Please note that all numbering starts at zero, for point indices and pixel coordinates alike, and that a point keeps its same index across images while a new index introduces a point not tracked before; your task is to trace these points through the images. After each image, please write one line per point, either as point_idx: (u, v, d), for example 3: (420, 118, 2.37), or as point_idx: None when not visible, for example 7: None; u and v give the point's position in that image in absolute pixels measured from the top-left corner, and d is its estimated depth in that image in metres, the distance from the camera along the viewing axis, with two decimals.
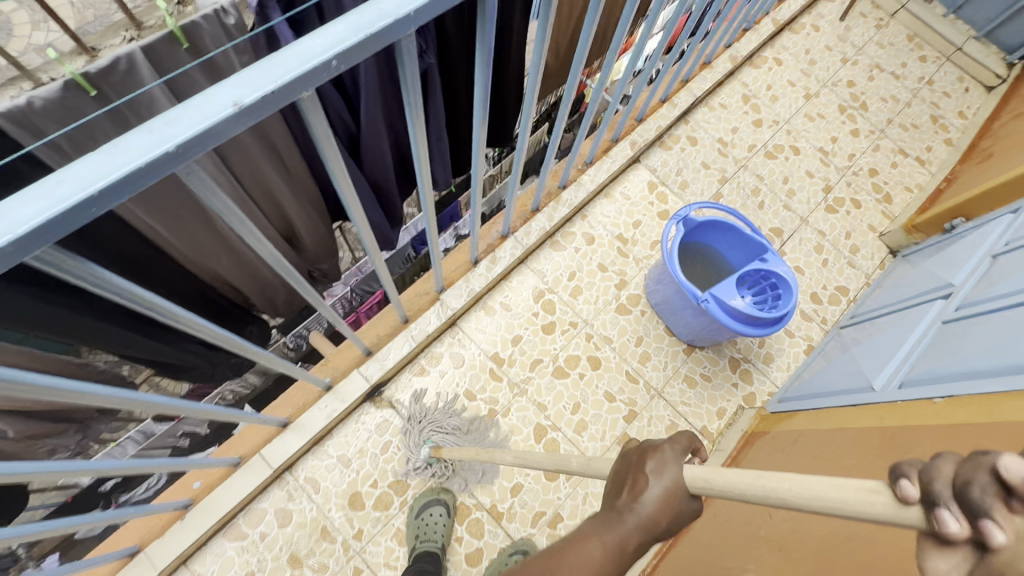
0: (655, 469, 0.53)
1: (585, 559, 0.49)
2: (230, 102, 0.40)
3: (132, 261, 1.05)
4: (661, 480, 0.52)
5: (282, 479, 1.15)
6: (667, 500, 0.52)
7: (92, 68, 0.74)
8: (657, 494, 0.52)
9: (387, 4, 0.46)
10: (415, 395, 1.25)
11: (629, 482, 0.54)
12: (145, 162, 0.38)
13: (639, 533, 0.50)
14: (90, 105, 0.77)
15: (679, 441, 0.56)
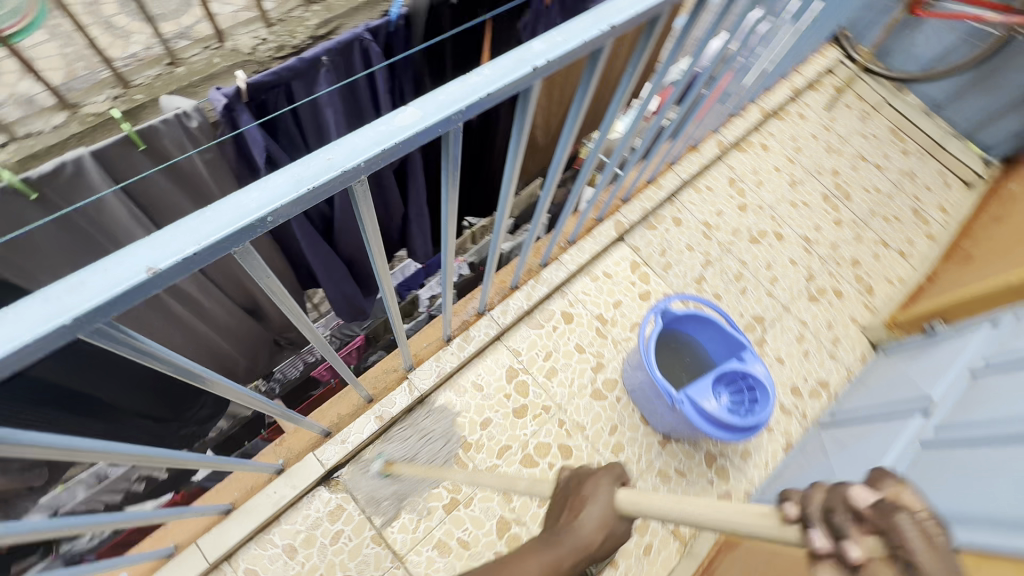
0: (589, 494, 0.63)
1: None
2: (146, 266, 0.37)
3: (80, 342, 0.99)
4: (594, 512, 0.62)
5: (219, 571, 1.06)
6: (599, 525, 0.61)
7: (32, 174, 0.70)
8: (594, 516, 0.61)
9: (336, 154, 0.45)
10: (373, 480, 1.19)
11: (567, 508, 0.65)
12: (38, 337, 0.35)
13: (570, 555, 0.59)
14: (35, 211, 0.74)
15: (612, 469, 0.67)
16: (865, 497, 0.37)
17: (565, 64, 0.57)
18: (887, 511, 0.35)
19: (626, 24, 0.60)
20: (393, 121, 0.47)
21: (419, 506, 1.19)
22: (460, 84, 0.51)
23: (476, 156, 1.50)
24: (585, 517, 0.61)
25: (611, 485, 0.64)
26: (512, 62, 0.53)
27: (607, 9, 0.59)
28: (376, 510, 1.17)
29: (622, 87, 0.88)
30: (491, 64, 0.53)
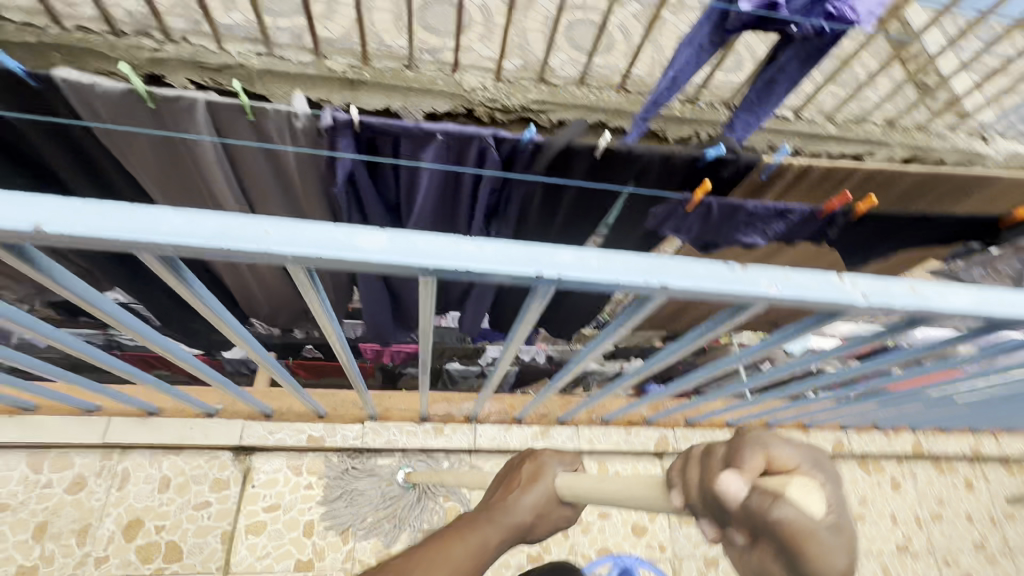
0: (533, 476, 0.62)
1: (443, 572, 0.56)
2: (31, 223, 0.38)
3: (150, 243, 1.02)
4: (538, 494, 0.61)
5: (108, 452, 1.12)
6: (537, 506, 0.60)
7: (157, 92, 0.71)
8: (531, 500, 0.60)
9: (275, 232, 0.43)
10: (268, 484, 1.17)
11: (515, 484, 0.63)
12: None
13: (504, 542, 0.60)
14: (145, 115, 0.75)
15: (565, 454, 0.66)
16: (732, 489, 0.31)
17: (582, 288, 0.49)
18: (753, 508, 0.30)
19: (683, 293, 0.50)
20: (353, 235, 0.44)
21: (281, 540, 1.13)
22: (447, 242, 0.45)
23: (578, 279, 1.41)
24: (521, 499, 0.60)
25: (557, 467, 0.63)
26: (521, 254, 0.47)
27: (672, 265, 0.49)
28: (248, 511, 1.14)
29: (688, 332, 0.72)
30: (498, 242, 0.46)
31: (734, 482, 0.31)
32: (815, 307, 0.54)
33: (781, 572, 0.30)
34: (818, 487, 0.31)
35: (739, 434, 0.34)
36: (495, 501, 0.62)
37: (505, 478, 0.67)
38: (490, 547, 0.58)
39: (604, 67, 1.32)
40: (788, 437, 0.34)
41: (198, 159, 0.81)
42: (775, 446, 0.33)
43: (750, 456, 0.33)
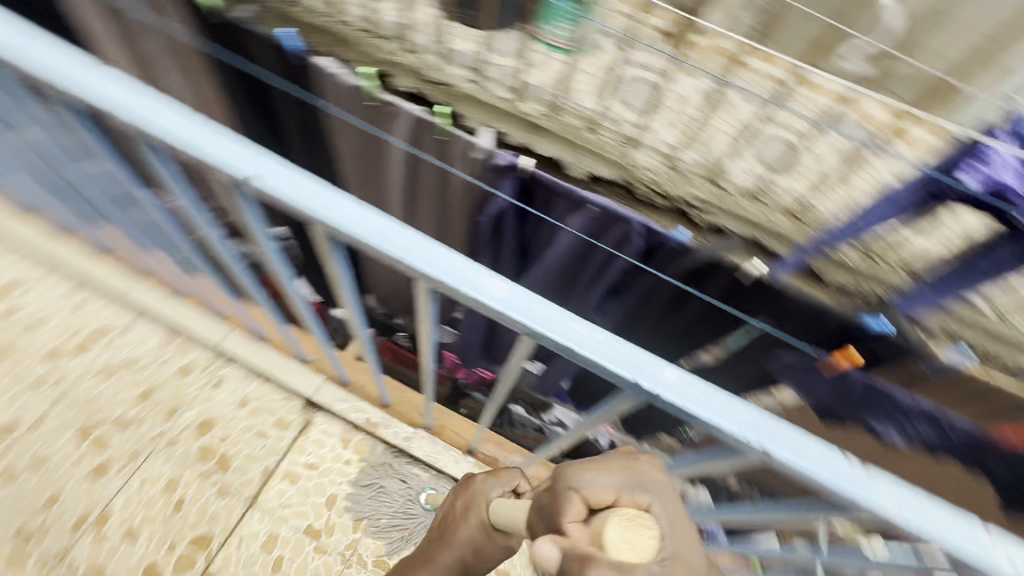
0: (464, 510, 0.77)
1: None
2: (253, 175, 0.48)
3: None
4: (469, 524, 0.74)
5: (218, 355, 1.30)
6: (469, 535, 0.74)
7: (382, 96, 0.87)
8: (468, 530, 0.74)
9: (420, 248, 0.47)
10: (317, 443, 1.25)
11: (457, 516, 0.78)
12: (179, 144, 0.49)
13: (453, 568, 0.75)
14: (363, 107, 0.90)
15: (501, 479, 0.78)
16: (554, 557, 0.45)
17: (673, 412, 0.47)
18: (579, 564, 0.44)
19: (783, 466, 0.45)
20: (483, 276, 0.47)
21: (305, 498, 1.20)
22: (560, 313, 0.47)
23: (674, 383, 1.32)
24: (460, 531, 0.75)
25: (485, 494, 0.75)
26: (627, 354, 0.46)
27: (780, 429, 0.45)
28: (292, 458, 1.23)
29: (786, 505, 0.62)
30: (610, 332, 0.46)
31: (552, 548, 0.46)
32: (943, 553, 0.45)
33: None
34: (642, 526, 0.45)
35: (557, 493, 0.50)
36: (444, 532, 0.78)
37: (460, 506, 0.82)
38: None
39: None
40: (590, 495, 0.48)
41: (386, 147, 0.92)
42: (586, 491, 0.48)
43: (571, 511, 0.48)
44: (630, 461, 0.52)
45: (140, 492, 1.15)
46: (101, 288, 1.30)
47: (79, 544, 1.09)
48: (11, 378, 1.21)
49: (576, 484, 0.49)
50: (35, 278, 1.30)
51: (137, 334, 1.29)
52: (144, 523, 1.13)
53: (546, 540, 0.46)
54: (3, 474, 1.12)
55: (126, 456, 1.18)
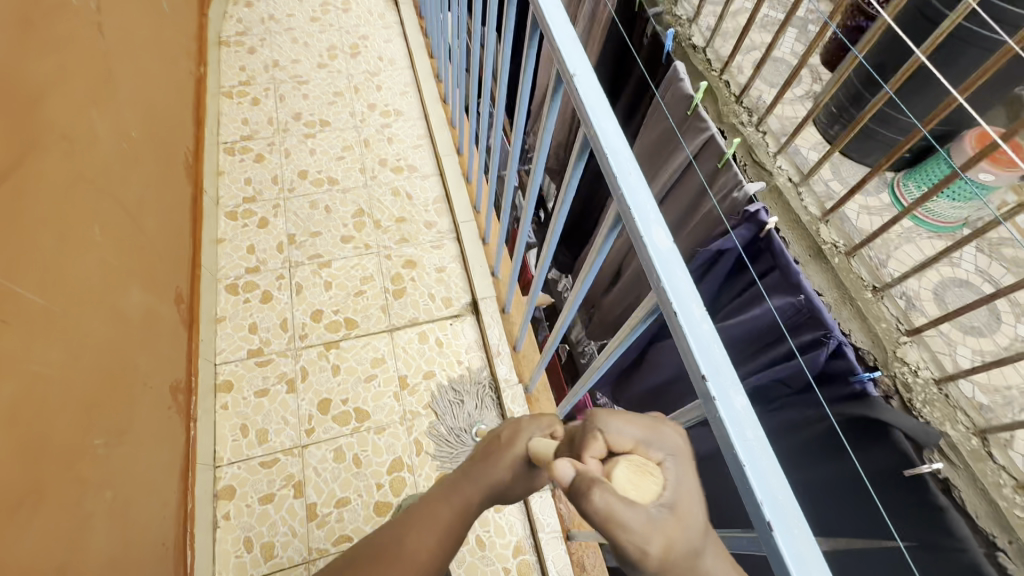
0: (510, 442, 0.75)
1: (438, 522, 0.73)
2: (572, 71, 0.64)
3: None
4: (512, 457, 0.74)
5: (452, 229, 1.63)
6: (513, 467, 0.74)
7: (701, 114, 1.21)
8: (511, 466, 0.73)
9: (632, 177, 0.57)
10: (455, 332, 1.48)
11: (497, 446, 0.77)
12: (551, 33, 0.68)
13: (487, 493, 0.75)
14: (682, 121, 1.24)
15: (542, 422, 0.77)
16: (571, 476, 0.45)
17: (719, 439, 0.46)
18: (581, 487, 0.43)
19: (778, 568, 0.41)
20: (657, 225, 0.54)
21: (418, 358, 1.44)
22: (692, 292, 0.51)
23: None
24: (500, 461, 0.74)
25: (530, 433, 0.75)
26: (715, 358, 0.48)
27: (802, 531, 0.41)
28: (435, 325, 1.48)
29: None
30: (715, 333, 0.49)
31: (570, 467, 0.45)
32: None
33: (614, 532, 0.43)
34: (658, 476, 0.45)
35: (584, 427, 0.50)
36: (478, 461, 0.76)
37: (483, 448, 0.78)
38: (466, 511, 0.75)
39: None
40: (613, 439, 0.49)
41: None
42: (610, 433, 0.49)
43: (593, 450, 0.47)
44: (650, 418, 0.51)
45: (350, 267, 1.55)
46: (433, 145, 1.77)
47: (306, 267, 1.54)
48: (357, 157, 1.75)
49: (603, 428, 0.50)
50: (411, 116, 1.85)
51: (426, 184, 1.71)
52: (339, 286, 1.52)
53: (563, 458, 0.46)
54: (312, 202, 1.65)
55: (363, 243, 1.59)
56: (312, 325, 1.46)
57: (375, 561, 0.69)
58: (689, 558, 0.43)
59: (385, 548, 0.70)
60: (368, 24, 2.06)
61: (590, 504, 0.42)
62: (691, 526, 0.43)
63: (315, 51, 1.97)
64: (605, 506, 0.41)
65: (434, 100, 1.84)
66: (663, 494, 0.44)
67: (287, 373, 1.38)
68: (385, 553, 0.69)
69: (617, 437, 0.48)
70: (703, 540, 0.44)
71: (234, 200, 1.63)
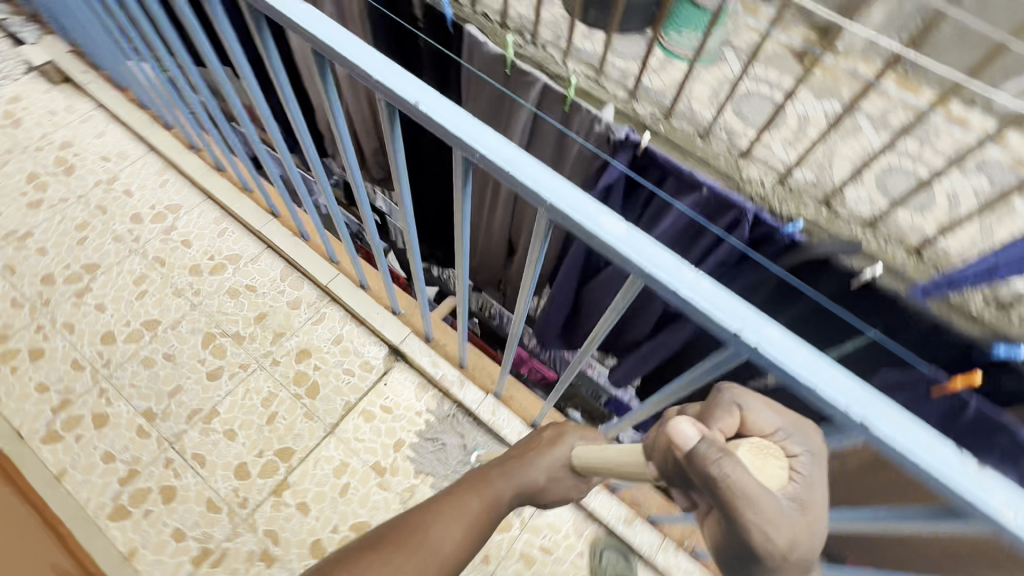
0: (549, 445, 0.80)
1: (468, 514, 0.68)
2: (413, 99, 0.54)
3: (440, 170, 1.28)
4: (554, 454, 0.79)
5: (322, 293, 1.44)
6: (551, 467, 0.78)
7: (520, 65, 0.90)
8: (554, 461, 0.79)
9: (548, 180, 0.51)
10: (396, 389, 1.35)
11: (534, 447, 0.82)
12: (355, 66, 0.56)
13: (519, 489, 0.76)
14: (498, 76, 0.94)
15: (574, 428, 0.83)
16: (690, 439, 0.42)
17: (778, 375, 0.47)
18: (703, 453, 0.41)
19: (887, 449, 0.44)
20: (601, 214, 0.50)
21: (377, 438, 1.29)
22: (673, 260, 0.48)
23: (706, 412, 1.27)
24: (541, 459, 0.79)
25: (570, 439, 0.81)
26: (732, 307, 0.47)
27: (890, 410, 0.44)
28: (372, 395, 1.34)
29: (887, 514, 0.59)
30: (717, 284, 0.47)
31: (690, 430, 0.42)
32: None
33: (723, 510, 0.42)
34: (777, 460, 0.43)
35: (721, 401, 0.51)
36: (516, 459, 0.79)
37: (519, 448, 0.83)
38: (499, 502, 0.73)
39: (906, 223, 1.27)
40: (750, 418, 0.49)
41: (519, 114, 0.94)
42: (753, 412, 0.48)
43: (724, 423, 0.49)
44: (790, 412, 0.50)
45: (241, 400, 1.30)
46: (240, 221, 1.50)
47: (191, 432, 1.26)
48: (162, 282, 1.42)
49: (741, 405, 0.50)
50: (193, 203, 1.53)
51: (261, 265, 1.46)
52: (244, 426, 1.28)
53: (683, 416, 0.43)
54: (145, 361, 1.32)
55: (237, 366, 1.34)
56: (244, 486, 1.22)
57: (397, 544, 0.60)
58: (803, 556, 0.42)
59: (407, 532, 0.62)
60: (61, 126, 1.60)
61: (712, 471, 0.40)
62: (816, 531, 0.43)
63: (13, 192, 1.49)
64: (730, 469, 0.40)
65: (208, 174, 1.54)
66: (790, 488, 0.43)
67: (254, 550, 1.16)
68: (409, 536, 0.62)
69: (759, 418, 0.48)
70: (814, 551, 0.43)
71: (41, 421, 1.24)
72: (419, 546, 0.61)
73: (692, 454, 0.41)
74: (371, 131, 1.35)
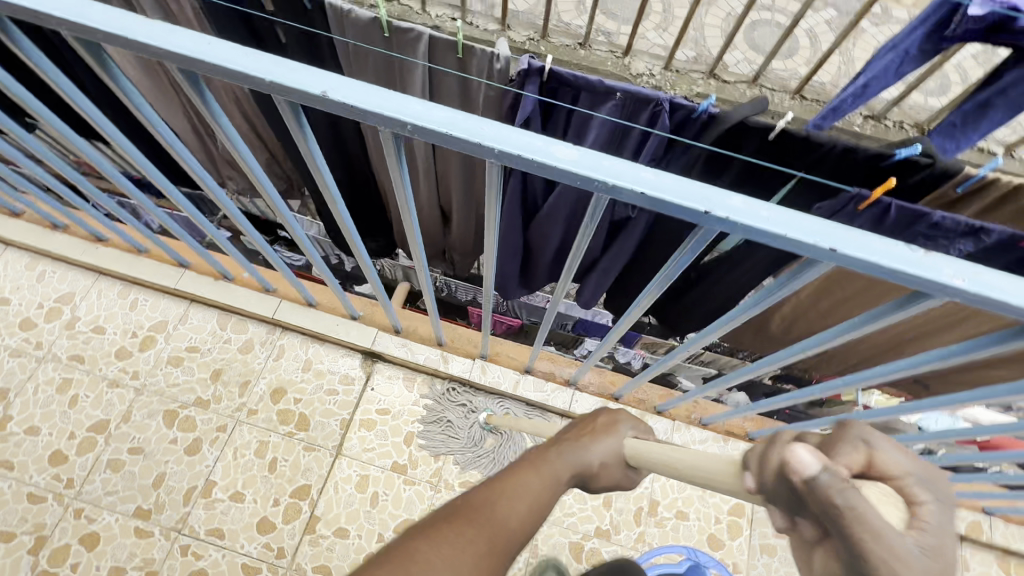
0: (606, 429, 0.60)
1: (531, 491, 0.50)
2: (320, 88, 0.50)
3: (346, 159, 1.19)
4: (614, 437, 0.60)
5: (272, 326, 1.36)
6: (610, 454, 0.58)
7: (399, 23, 0.82)
8: (611, 447, 0.59)
9: (488, 128, 0.50)
10: (384, 389, 1.33)
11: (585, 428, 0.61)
12: (241, 73, 0.50)
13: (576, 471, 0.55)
14: (379, 42, 0.85)
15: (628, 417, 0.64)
16: (804, 465, 0.31)
17: (748, 237, 0.50)
18: (821, 492, 0.30)
19: (855, 264, 0.49)
20: (551, 145, 0.50)
21: (386, 441, 1.28)
22: (630, 166, 0.50)
23: (668, 305, 1.35)
24: (596, 442, 0.58)
25: (628, 424, 0.61)
26: (695, 190, 0.49)
27: (849, 232, 0.48)
28: (364, 403, 1.31)
29: (838, 327, 0.68)
30: (677, 175, 0.49)
31: (809, 457, 0.32)
32: (1004, 315, 0.49)
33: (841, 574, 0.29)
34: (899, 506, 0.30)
35: (841, 427, 0.35)
36: (562, 439, 0.58)
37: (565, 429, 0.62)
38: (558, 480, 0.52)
39: (783, 71, 1.37)
40: (880, 456, 0.32)
41: (411, 76, 0.88)
42: (885, 450, 0.32)
43: (847, 462, 0.32)
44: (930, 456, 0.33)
45: (234, 460, 1.24)
46: (149, 286, 1.37)
47: (195, 511, 1.19)
48: (91, 380, 1.29)
49: (875, 441, 0.33)
50: (87, 286, 1.37)
51: (195, 323, 1.36)
52: (248, 484, 1.22)
53: (801, 441, 0.32)
54: (110, 464, 1.22)
55: (215, 430, 1.26)
56: (273, 539, 1.18)
57: (460, 519, 0.46)
58: None
59: (471, 505, 0.47)
60: None
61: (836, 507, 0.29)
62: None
63: None
64: (860, 511, 0.29)
65: (90, 248, 1.37)
66: (913, 540, 0.29)
67: None
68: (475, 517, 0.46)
69: (891, 460, 0.32)
70: None
71: (22, 570, 1.12)
72: (489, 529, 0.46)
73: (808, 489, 0.30)
74: (256, 143, 1.24)
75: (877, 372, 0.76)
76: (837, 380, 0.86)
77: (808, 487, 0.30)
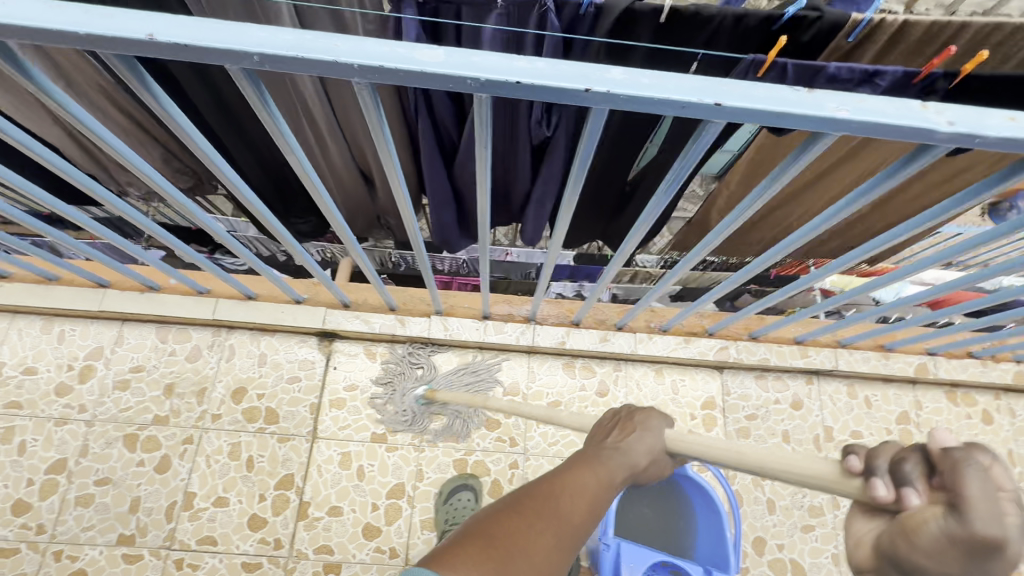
0: (643, 426, 0.67)
1: (588, 491, 0.57)
2: (145, 32, 0.45)
3: (247, 138, 1.11)
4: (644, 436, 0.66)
5: (217, 328, 1.31)
6: (649, 451, 0.65)
7: None
8: (645, 442, 0.65)
9: (343, 44, 0.46)
10: (346, 365, 1.31)
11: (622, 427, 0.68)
12: (49, 30, 0.44)
13: (625, 470, 0.62)
14: None
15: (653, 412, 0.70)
16: (940, 442, 0.41)
17: (634, 108, 0.49)
18: (954, 455, 0.39)
19: (741, 115, 0.48)
20: (413, 50, 0.46)
21: (360, 415, 1.28)
22: (499, 57, 0.47)
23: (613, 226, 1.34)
24: (636, 443, 0.65)
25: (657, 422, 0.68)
26: (572, 70, 0.47)
27: (730, 83, 0.47)
28: (330, 383, 1.29)
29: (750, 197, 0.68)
30: (550, 59, 0.47)
31: (944, 438, 0.41)
32: (893, 139, 0.49)
33: (947, 517, 0.38)
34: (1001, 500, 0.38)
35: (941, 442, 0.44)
36: (609, 446, 0.64)
37: (600, 431, 0.70)
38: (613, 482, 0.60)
39: None
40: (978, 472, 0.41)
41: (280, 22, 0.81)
42: None
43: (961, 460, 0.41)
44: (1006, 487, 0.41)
45: (208, 468, 1.21)
46: (72, 314, 1.29)
47: (180, 526, 1.17)
48: (35, 423, 1.22)
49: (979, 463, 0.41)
50: (5, 329, 1.29)
51: (133, 342, 1.29)
52: (229, 487, 1.20)
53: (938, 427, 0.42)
54: (79, 500, 1.17)
55: (182, 444, 1.23)
56: (267, 534, 1.17)
57: (529, 514, 0.51)
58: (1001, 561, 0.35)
59: (537, 501, 0.53)
60: None
61: (964, 462, 0.38)
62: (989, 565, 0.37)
63: None
64: (986, 477, 0.37)
65: None
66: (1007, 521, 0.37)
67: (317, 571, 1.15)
68: (544, 499, 0.54)
69: None
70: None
71: None
72: (553, 517, 0.52)
73: (944, 455, 0.40)
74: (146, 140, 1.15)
75: (793, 237, 0.78)
76: (765, 255, 0.87)
77: (943, 458, 0.40)
